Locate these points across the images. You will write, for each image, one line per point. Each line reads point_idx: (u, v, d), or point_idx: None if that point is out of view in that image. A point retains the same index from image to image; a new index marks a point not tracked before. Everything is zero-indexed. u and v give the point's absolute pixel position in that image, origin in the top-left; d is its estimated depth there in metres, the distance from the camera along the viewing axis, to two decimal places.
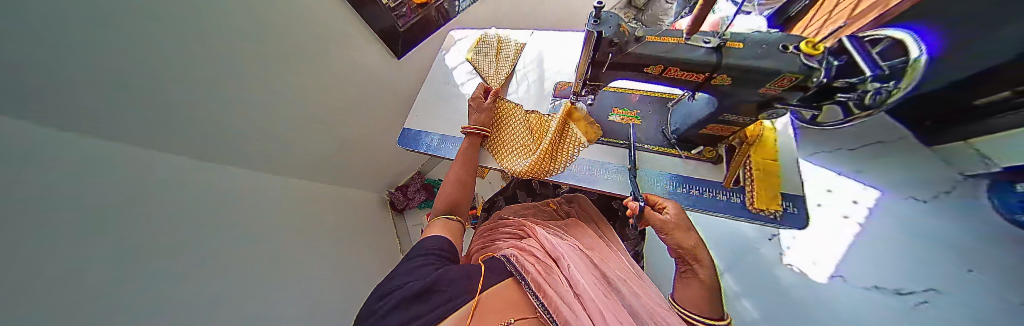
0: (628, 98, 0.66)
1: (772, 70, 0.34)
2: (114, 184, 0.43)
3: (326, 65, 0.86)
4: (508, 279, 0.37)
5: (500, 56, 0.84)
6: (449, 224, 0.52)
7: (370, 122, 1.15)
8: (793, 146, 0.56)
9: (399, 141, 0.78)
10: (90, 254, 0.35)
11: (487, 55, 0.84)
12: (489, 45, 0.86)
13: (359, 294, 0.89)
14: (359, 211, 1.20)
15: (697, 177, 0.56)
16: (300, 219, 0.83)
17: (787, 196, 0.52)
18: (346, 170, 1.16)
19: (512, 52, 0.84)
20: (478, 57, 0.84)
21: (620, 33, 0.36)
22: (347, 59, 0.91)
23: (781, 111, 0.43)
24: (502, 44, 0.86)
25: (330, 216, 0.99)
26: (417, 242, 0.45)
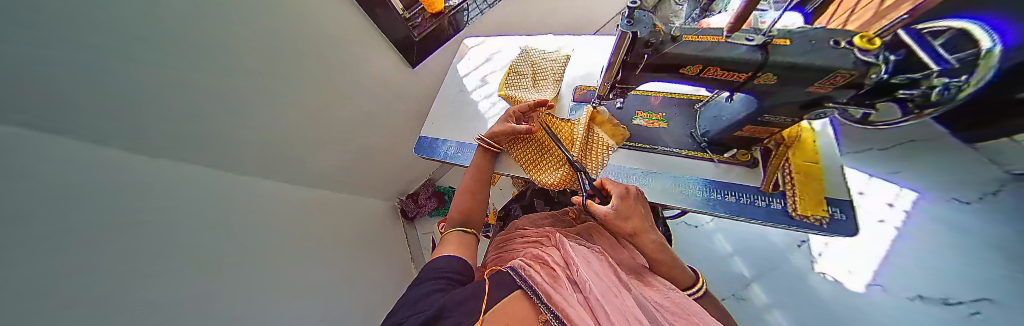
0: (649, 100, 0.64)
1: (824, 66, 0.32)
2: (131, 186, 0.43)
3: (339, 76, 0.88)
4: (517, 293, 0.35)
5: (536, 81, 0.77)
6: (463, 238, 0.51)
7: (383, 129, 1.17)
8: (835, 147, 0.53)
9: (415, 149, 0.77)
10: (120, 254, 0.36)
11: (521, 79, 0.78)
12: (523, 68, 0.79)
13: (373, 305, 0.87)
14: (370, 220, 1.20)
15: (731, 181, 0.53)
16: (310, 228, 0.83)
17: (832, 200, 0.49)
18: (357, 178, 1.17)
19: (552, 76, 0.76)
20: (513, 85, 0.77)
21: (656, 33, 0.34)
22: (362, 69, 0.93)
23: (829, 111, 0.40)
24: (539, 67, 0.78)
25: (342, 225, 0.99)
26: (423, 268, 0.43)
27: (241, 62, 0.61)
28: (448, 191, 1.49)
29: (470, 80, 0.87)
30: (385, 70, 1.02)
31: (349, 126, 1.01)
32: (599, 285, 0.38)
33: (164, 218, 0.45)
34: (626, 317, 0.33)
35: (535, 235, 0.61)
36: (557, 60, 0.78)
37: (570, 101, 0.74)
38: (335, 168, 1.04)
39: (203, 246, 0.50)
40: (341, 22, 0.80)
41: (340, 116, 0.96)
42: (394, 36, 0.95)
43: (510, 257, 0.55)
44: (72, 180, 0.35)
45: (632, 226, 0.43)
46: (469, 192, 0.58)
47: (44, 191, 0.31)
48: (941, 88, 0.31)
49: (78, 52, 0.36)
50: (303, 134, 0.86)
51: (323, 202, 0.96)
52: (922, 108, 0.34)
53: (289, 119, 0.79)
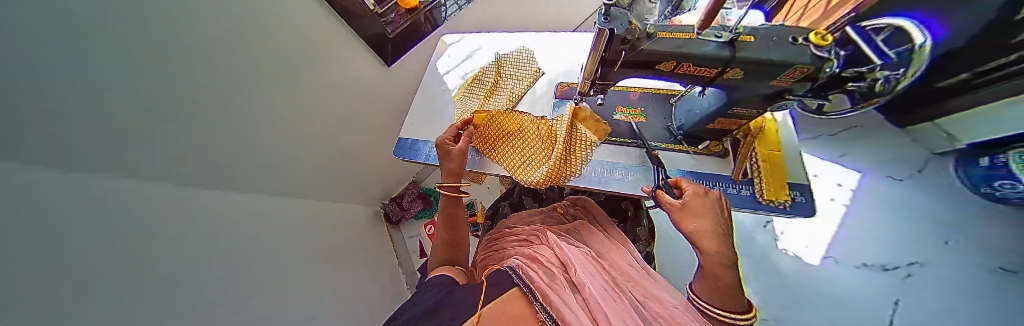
0: (627, 96, 0.65)
1: (784, 62, 0.34)
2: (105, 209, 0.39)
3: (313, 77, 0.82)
4: (514, 290, 0.35)
5: (493, 93, 0.72)
6: (455, 271, 0.48)
7: (363, 131, 1.11)
8: (794, 135, 0.57)
9: (395, 152, 0.74)
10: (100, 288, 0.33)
11: (473, 98, 0.75)
12: (479, 84, 0.76)
13: (365, 314, 0.84)
14: (354, 226, 1.14)
15: (707, 171, 0.56)
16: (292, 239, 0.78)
17: (794, 185, 0.53)
18: (339, 184, 1.11)
19: (513, 85, 0.72)
20: (470, 92, 0.77)
21: (632, 30, 0.35)
22: (342, 71, 0.89)
23: (789, 102, 0.43)
24: (501, 70, 0.74)
25: (325, 234, 0.94)
26: (419, 286, 0.42)
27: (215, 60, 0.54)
28: (434, 193, 1.45)
29: (451, 79, 0.84)
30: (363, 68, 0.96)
31: (331, 130, 0.96)
32: (595, 288, 0.38)
33: (150, 234, 0.43)
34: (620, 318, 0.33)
35: (526, 234, 0.61)
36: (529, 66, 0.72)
37: (553, 98, 0.74)
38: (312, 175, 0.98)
39: (179, 266, 0.46)
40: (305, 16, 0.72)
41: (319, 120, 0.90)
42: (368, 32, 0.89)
43: (501, 255, 0.55)
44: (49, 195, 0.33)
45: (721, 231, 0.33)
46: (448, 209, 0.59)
47: (17, 211, 0.29)
48: (884, 80, 0.35)
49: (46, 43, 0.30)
50: (286, 143, 0.82)
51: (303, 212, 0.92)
52: (870, 98, 0.38)
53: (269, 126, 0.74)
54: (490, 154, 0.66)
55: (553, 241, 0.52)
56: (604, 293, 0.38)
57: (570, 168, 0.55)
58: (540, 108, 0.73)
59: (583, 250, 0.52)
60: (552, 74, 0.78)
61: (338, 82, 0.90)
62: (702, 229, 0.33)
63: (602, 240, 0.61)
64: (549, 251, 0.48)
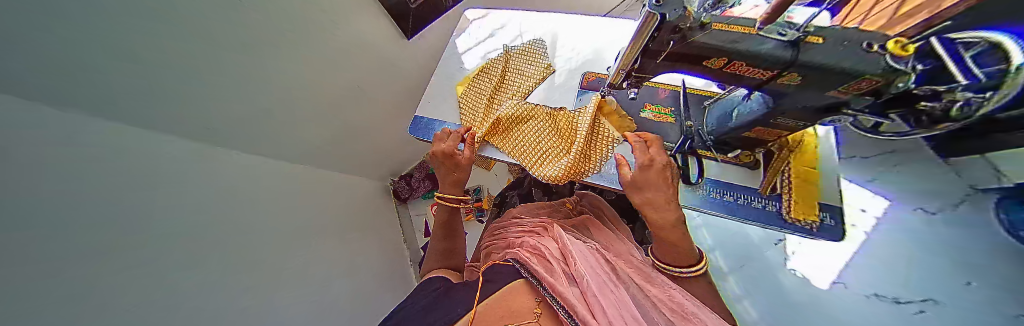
0: (657, 93, 0.62)
1: (852, 70, 0.30)
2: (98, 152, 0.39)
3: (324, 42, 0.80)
4: (519, 280, 0.36)
5: (501, 96, 0.67)
6: (449, 271, 0.51)
7: (377, 105, 1.10)
8: (834, 153, 0.53)
9: (411, 130, 0.73)
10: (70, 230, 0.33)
11: (478, 101, 0.69)
12: (485, 85, 0.70)
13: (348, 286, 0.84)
14: (360, 198, 1.17)
15: (733, 182, 0.53)
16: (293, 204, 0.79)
17: (824, 206, 0.50)
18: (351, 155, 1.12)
19: (521, 86, 0.66)
20: (475, 86, 0.72)
21: (685, 18, 0.31)
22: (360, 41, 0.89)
23: (841, 117, 0.40)
24: (509, 63, 0.70)
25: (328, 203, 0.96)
26: (422, 281, 0.46)
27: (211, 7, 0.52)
28: None
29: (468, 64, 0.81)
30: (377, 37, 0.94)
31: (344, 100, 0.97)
32: (596, 278, 0.38)
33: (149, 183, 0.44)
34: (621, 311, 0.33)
35: (530, 224, 0.60)
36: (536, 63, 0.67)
37: (577, 88, 0.71)
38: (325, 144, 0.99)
39: (172, 218, 0.46)
40: None
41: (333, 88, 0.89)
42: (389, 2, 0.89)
43: (506, 243, 0.55)
44: (51, 130, 0.34)
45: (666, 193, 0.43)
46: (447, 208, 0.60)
47: (24, 154, 0.30)
48: (962, 103, 0.31)
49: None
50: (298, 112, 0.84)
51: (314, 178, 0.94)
52: (938, 120, 0.35)
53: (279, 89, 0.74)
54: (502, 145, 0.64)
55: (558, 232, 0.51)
56: (604, 284, 0.37)
57: (588, 165, 0.53)
58: (559, 98, 0.70)
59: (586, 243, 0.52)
60: (577, 62, 0.74)
61: (357, 52, 0.90)
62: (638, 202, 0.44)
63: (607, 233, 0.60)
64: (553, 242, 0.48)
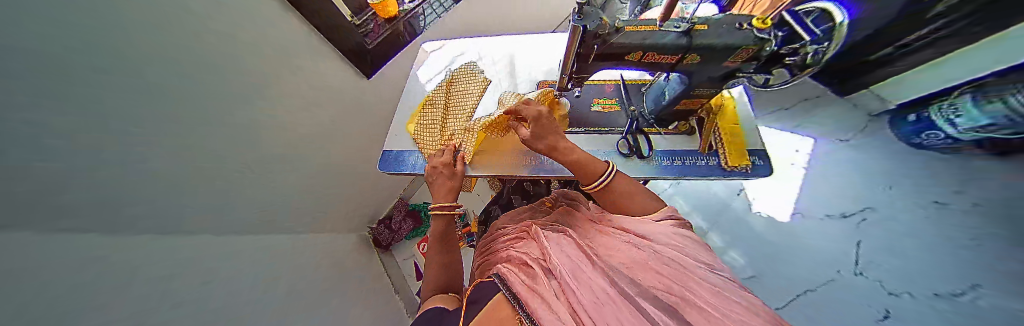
0: (602, 88, 0.70)
1: (731, 45, 0.40)
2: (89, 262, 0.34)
3: (297, 97, 0.80)
4: (500, 298, 0.38)
5: (448, 121, 0.72)
6: (450, 298, 0.51)
7: (345, 150, 1.09)
8: (748, 109, 0.65)
9: (381, 166, 0.76)
10: None
11: (433, 133, 0.74)
12: (433, 115, 0.75)
13: None
14: (346, 255, 1.13)
15: (679, 148, 0.63)
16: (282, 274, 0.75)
17: (752, 151, 0.61)
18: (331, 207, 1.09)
19: (463, 106, 0.72)
20: (423, 118, 0.76)
21: (602, 26, 0.39)
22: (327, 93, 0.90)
23: (741, 79, 0.49)
24: (450, 90, 0.74)
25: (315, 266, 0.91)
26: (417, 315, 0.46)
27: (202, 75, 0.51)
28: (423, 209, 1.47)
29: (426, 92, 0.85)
30: (342, 84, 0.95)
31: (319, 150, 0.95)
32: (568, 266, 0.41)
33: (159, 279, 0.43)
34: (594, 294, 0.35)
35: (512, 233, 0.64)
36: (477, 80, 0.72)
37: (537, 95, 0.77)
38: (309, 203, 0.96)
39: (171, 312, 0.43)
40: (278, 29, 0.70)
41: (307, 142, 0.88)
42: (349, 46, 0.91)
43: (497, 259, 0.57)
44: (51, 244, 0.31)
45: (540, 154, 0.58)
46: (438, 236, 0.60)
47: (26, 271, 0.27)
48: (813, 53, 0.41)
49: (41, 96, 0.28)
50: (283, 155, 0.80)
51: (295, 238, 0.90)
52: (804, 70, 0.44)
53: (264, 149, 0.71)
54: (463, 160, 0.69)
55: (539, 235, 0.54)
56: (576, 267, 0.40)
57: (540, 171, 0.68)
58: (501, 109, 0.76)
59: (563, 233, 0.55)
60: (526, 75, 0.82)
61: (326, 101, 0.91)
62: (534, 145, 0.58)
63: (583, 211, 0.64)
64: (535, 249, 0.50)
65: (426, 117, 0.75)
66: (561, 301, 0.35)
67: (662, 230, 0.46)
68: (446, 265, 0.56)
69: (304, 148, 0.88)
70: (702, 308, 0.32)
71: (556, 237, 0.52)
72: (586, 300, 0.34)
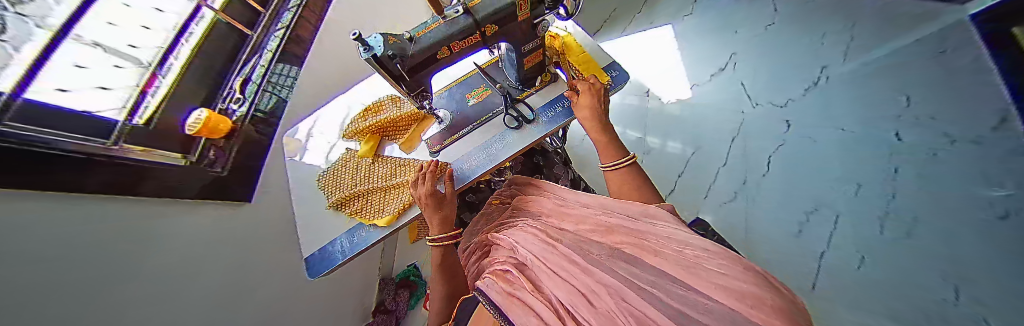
0: (470, 81, 0.78)
1: (496, 5, 0.50)
2: None
3: (184, 264, 0.71)
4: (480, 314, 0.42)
5: (383, 183, 0.72)
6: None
7: (282, 275, 1.03)
8: (586, 35, 0.75)
9: (308, 273, 0.70)
10: None
11: (371, 205, 0.72)
12: (357, 192, 0.74)
13: None
14: None
15: (552, 97, 0.69)
16: None
17: (608, 66, 0.70)
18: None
19: (381, 173, 0.74)
20: (357, 207, 0.73)
21: (392, 47, 0.49)
22: (201, 241, 0.78)
23: (547, 20, 0.58)
24: (354, 173, 0.77)
25: None
26: None
27: (64, 297, 0.45)
28: (411, 274, 1.51)
29: (321, 179, 0.81)
30: (222, 220, 0.87)
31: (246, 294, 0.87)
32: (539, 259, 0.45)
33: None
34: (560, 274, 0.39)
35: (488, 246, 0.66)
36: (363, 157, 0.78)
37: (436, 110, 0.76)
38: None
39: None
40: (115, 207, 0.61)
41: (228, 295, 0.81)
42: (200, 185, 0.82)
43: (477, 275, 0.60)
44: None
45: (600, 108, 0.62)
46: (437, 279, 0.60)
47: None
48: None
49: None
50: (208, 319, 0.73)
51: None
52: None
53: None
54: (414, 201, 0.68)
55: (506, 241, 0.57)
56: (546, 255, 0.45)
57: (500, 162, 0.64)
58: (400, 154, 0.77)
59: (527, 226, 0.59)
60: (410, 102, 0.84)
61: (222, 245, 0.84)
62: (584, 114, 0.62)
63: (544, 202, 0.69)
64: (507, 257, 0.54)
65: (354, 201, 0.74)
66: (535, 292, 0.39)
67: (627, 204, 0.54)
68: (452, 296, 0.59)
69: (226, 300, 0.80)
70: (659, 251, 0.37)
71: (520, 233, 0.56)
72: (558, 281, 0.38)
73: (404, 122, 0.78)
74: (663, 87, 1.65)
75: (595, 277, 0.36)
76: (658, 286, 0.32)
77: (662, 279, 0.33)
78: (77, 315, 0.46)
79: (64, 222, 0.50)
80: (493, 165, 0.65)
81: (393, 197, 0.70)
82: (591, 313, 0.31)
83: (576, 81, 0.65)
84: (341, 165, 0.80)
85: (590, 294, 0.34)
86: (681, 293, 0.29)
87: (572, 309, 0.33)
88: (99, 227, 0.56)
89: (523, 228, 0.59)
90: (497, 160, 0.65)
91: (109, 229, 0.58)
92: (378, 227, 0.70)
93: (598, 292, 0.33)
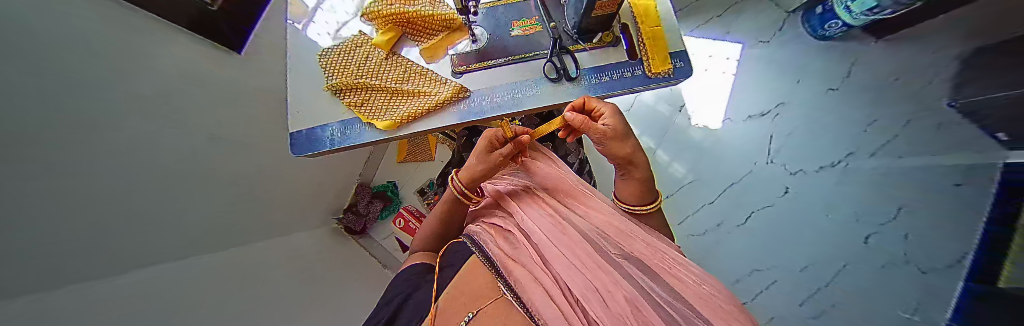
0: (524, 9, 0.69)
1: None
2: (42, 294, 0.37)
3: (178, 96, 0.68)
4: (479, 267, 0.45)
5: (391, 85, 0.65)
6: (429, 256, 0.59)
7: (266, 143, 1.01)
8: (671, 9, 0.63)
9: (294, 151, 0.67)
10: None
11: (373, 104, 0.66)
12: (361, 84, 0.67)
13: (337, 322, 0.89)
14: (311, 248, 1.19)
15: (603, 63, 0.62)
16: (247, 278, 0.79)
17: (675, 54, 0.61)
18: (272, 201, 1.06)
19: (390, 74, 0.67)
20: (357, 100, 0.67)
21: None
22: (201, 87, 0.75)
23: None
24: (364, 62, 0.69)
25: (276, 262, 0.95)
26: (398, 274, 0.54)
27: (54, 83, 0.43)
28: (388, 188, 1.54)
29: (324, 55, 0.72)
30: (214, 65, 0.80)
31: (233, 151, 0.86)
32: (546, 236, 0.47)
33: (143, 314, 0.48)
34: (568, 259, 0.42)
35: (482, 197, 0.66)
36: (378, 48, 0.69)
37: (477, 25, 0.68)
38: (244, 202, 0.92)
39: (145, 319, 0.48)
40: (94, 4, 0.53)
41: (217, 144, 0.80)
42: (187, 13, 0.73)
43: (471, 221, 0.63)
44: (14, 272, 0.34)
45: (631, 145, 0.51)
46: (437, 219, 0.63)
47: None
48: None
49: None
50: (198, 161, 0.73)
51: (254, 254, 0.90)
52: None
53: (171, 159, 0.65)
54: (420, 117, 0.63)
55: (509, 202, 0.58)
56: (555, 240, 0.46)
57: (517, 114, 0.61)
58: (418, 59, 0.70)
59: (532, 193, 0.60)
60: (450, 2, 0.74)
61: (213, 91, 0.79)
62: (626, 151, 0.50)
63: (547, 168, 0.66)
64: (508, 220, 0.56)
65: (356, 92, 0.67)
66: (541, 269, 0.43)
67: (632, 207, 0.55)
68: (441, 236, 0.63)
69: (217, 150, 0.80)
70: (659, 259, 0.41)
71: (526, 201, 0.57)
72: (566, 266, 0.41)
73: (434, 26, 0.69)
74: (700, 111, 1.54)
75: (605, 274, 0.38)
76: (657, 294, 0.36)
77: (660, 288, 0.36)
78: (66, 109, 0.44)
79: (56, 19, 0.45)
80: (515, 112, 0.61)
81: (398, 103, 0.65)
82: (596, 303, 0.34)
83: (591, 104, 0.53)
84: (352, 47, 0.71)
85: (600, 290, 0.35)
86: (685, 313, 0.32)
87: (577, 297, 0.36)
88: (82, 22, 0.50)
89: (528, 195, 0.60)
90: (524, 110, 0.60)
91: (106, 43, 0.54)
92: (372, 127, 0.66)
93: (607, 289, 0.35)
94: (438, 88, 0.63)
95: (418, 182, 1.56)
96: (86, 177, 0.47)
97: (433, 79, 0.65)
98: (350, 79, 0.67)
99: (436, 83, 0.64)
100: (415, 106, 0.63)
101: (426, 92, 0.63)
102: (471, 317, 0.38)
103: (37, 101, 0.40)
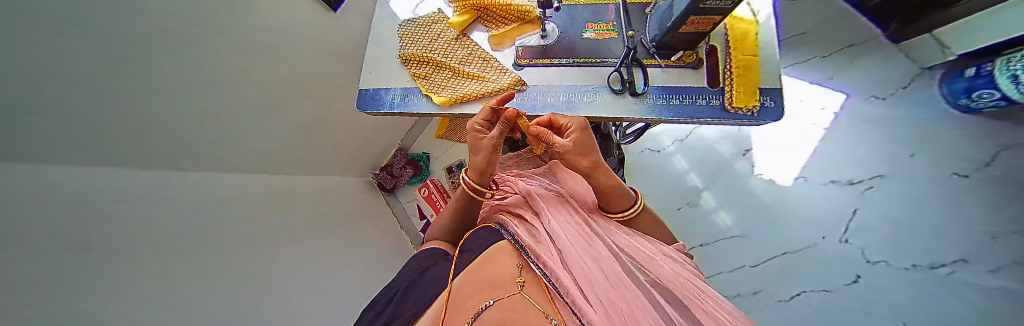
0: (603, 12, 0.67)
1: None
2: (104, 175, 0.45)
3: (269, 35, 0.80)
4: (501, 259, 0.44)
5: (455, 65, 0.68)
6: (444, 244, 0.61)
7: (328, 93, 1.14)
8: (774, 40, 0.55)
9: (359, 105, 0.74)
10: (105, 227, 0.41)
11: (437, 78, 0.69)
12: (430, 58, 0.70)
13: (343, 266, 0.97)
14: (347, 192, 1.32)
15: (677, 84, 0.56)
16: (288, 206, 0.91)
17: (765, 90, 0.53)
18: (325, 143, 1.20)
19: (456, 54, 0.70)
20: (423, 72, 0.71)
21: None
22: (286, 31, 0.86)
23: None
24: (437, 38, 0.73)
25: (314, 198, 1.07)
26: (416, 253, 0.57)
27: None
28: (422, 158, 1.63)
29: (403, 26, 0.77)
30: (307, 17, 0.94)
31: (300, 93, 0.99)
32: (572, 243, 0.46)
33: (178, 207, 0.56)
34: (592, 272, 0.41)
35: (510, 192, 0.65)
36: (453, 26, 0.73)
37: (551, 20, 0.68)
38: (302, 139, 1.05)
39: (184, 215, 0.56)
40: None
41: (287, 84, 0.92)
42: None
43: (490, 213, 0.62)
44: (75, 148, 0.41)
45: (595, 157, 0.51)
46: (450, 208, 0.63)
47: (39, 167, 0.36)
48: None
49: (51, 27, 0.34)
50: (269, 94, 0.85)
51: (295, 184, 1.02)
52: None
53: (246, 88, 0.76)
54: (476, 100, 0.64)
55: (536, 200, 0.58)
56: (582, 250, 0.45)
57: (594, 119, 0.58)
58: (484, 43, 0.71)
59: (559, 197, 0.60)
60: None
61: (298, 38, 0.91)
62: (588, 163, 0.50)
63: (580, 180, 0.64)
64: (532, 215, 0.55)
65: (424, 64, 0.71)
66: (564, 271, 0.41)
67: (658, 243, 0.54)
68: (458, 230, 0.63)
69: (287, 88, 0.92)
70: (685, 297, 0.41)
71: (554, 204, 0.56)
72: (591, 277, 0.40)
73: (507, 15, 0.70)
74: (766, 159, 1.34)
75: (630, 298, 0.38)
76: None
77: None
78: (175, 25, 0.54)
79: None
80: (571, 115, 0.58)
81: (457, 82, 0.67)
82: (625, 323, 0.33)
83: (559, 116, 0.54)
84: (430, 21, 0.76)
85: (625, 310, 0.35)
86: None
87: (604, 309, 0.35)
88: None
89: (556, 198, 0.59)
90: (579, 115, 0.58)
91: None
92: (428, 99, 0.69)
93: (634, 313, 0.35)
94: (499, 75, 0.64)
95: (449, 160, 1.63)
96: (180, 86, 0.57)
97: (496, 65, 0.66)
98: (422, 51, 0.72)
99: (498, 69, 0.65)
100: (471, 89, 0.65)
101: (486, 77, 0.65)
102: (489, 304, 0.35)
103: (140, 9, 0.47)
